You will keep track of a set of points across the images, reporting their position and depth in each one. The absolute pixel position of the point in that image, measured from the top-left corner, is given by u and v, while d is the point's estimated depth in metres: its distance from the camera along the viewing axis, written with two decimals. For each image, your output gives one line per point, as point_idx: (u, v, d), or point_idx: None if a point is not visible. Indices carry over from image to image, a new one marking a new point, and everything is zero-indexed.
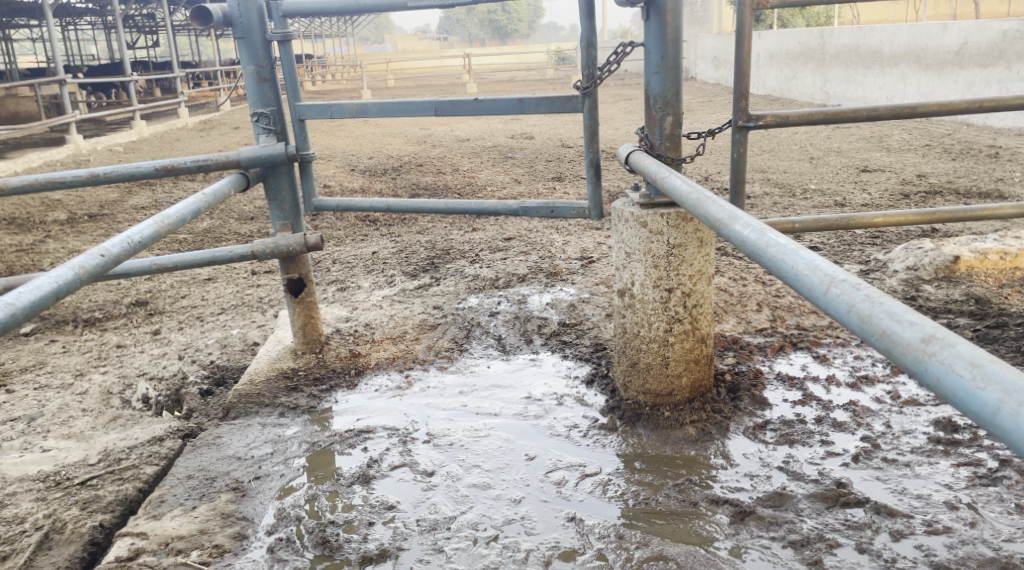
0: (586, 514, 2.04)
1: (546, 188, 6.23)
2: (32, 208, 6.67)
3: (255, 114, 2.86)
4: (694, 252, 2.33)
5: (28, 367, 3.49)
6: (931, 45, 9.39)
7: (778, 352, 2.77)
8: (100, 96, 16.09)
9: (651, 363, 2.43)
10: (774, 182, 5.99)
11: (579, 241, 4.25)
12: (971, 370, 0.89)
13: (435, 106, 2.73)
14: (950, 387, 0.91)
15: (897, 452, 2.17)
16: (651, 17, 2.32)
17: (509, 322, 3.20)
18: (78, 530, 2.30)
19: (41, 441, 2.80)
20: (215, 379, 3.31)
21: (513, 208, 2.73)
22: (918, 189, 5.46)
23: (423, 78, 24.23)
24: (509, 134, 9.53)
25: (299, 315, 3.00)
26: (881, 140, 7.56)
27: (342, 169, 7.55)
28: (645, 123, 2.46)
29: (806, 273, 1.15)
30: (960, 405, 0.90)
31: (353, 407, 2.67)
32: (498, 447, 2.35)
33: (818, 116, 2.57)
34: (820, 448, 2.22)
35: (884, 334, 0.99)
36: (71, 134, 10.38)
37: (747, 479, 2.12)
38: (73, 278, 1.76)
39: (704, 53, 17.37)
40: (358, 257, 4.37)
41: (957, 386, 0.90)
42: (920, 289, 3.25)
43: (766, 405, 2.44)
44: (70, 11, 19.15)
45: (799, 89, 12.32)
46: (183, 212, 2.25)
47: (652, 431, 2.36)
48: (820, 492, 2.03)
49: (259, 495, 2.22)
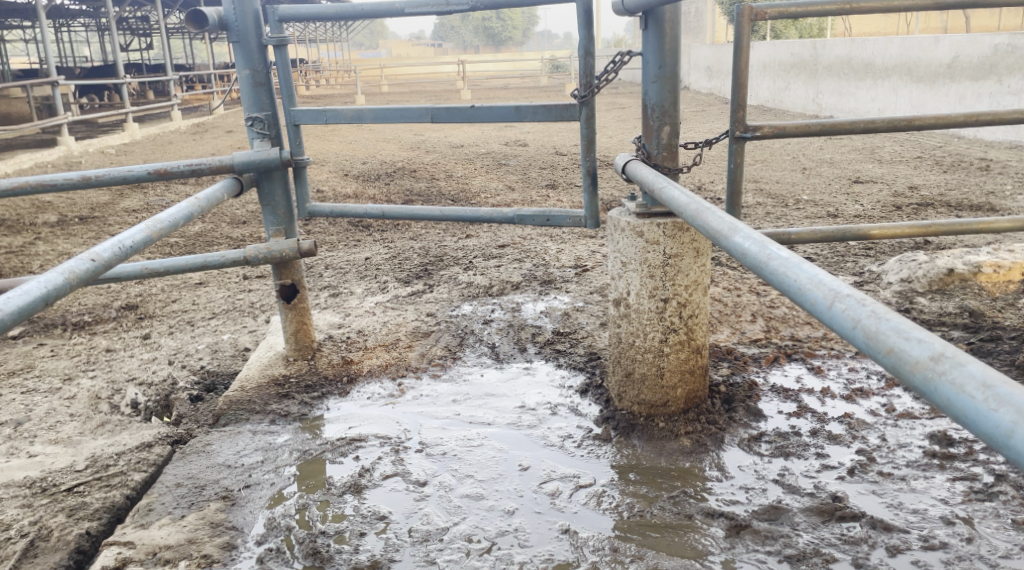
0: (580, 526, 2.02)
1: (539, 195, 6.25)
2: (22, 210, 6.64)
3: (250, 118, 2.83)
4: (690, 262, 2.32)
5: (16, 371, 3.45)
6: (923, 58, 9.44)
7: (773, 363, 2.76)
8: (91, 97, 16.04)
9: (645, 373, 2.41)
10: (767, 193, 6.01)
11: (573, 250, 4.23)
12: (983, 391, 0.88)
13: (432, 113, 2.72)
14: (962, 407, 0.89)
15: (892, 465, 2.16)
16: (649, 26, 2.31)
17: (503, 330, 3.18)
18: (64, 537, 2.27)
19: (28, 445, 2.77)
20: (206, 385, 3.28)
21: (508, 217, 2.71)
22: (910, 201, 5.48)
23: (416, 84, 24.24)
24: (503, 141, 9.52)
25: (292, 321, 2.97)
26: (873, 152, 7.59)
27: (335, 174, 7.52)
28: (642, 132, 2.44)
29: (809, 288, 1.13)
30: (972, 424, 0.89)
31: (345, 415, 2.65)
32: (491, 456, 2.33)
33: (815, 127, 2.57)
34: (816, 461, 2.21)
35: (892, 351, 0.98)
36: (62, 136, 10.34)
37: (742, 492, 2.10)
38: (64, 283, 1.73)
39: (697, 63, 17.44)
40: (351, 263, 4.35)
41: (968, 405, 0.89)
42: (914, 302, 3.25)
43: (761, 417, 2.43)
44: (63, 12, 19.12)
45: (792, 100, 12.36)
46: (176, 216, 2.23)
47: (646, 442, 2.35)
48: (816, 506, 2.02)
49: (249, 504, 2.20)
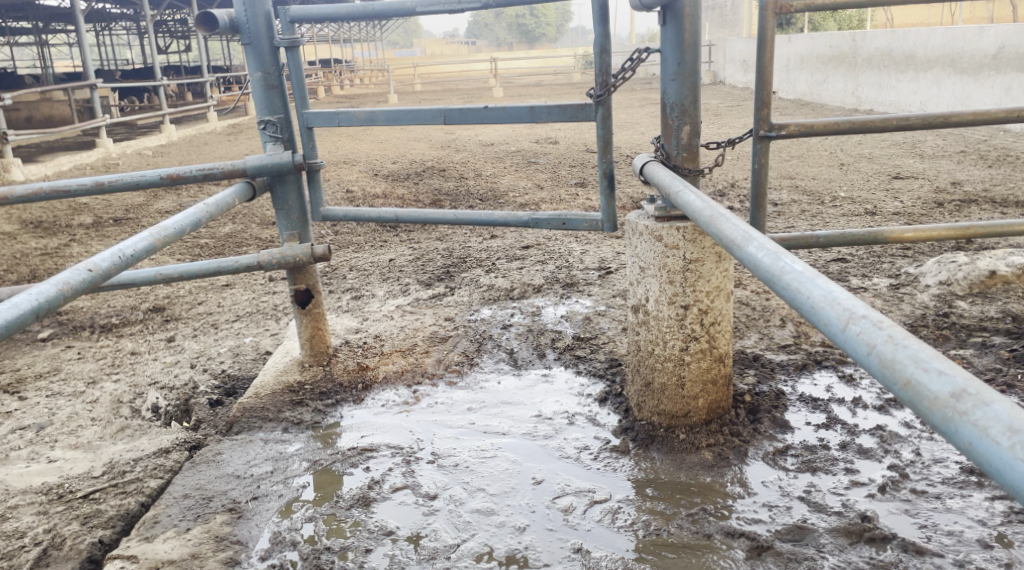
0: (593, 545, 1.93)
1: (569, 194, 6.17)
2: (59, 212, 6.70)
3: (262, 122, 2.78)
4: (712, 267, 2.22)
5: (43, 373, 3.45)
6: (967, 49, 9.16)
7: (802, 370, 2.65)
8: (132, 100, 16.28)
9: (665, 383, 2.31)
10: (804, 189, 5.85)
11: (598, 251, 4.13)
12: (1009, 436, 0.79)
13: (445, 115, 2.64)
14: (985, 453, 0.80)
15: (926, 483, 2.04)
16: (668, 21, 2.21)
17: (522, 335, 3.10)
18: (77, 546, 2.23)
19: (48, 451, 2.75)
20: (225, 389, 3.23)
21: (522, 221, 2.62)
22: (952, 197, 5.29)
23: (451, 82, 24.27)
24: (533, 139, 9.40)
25: (307, 327, 2.92)
26: (914, 147, 7.36)
27: (364, 174, 7.48)
28: (662, 133, 2.34)
29: (822, 306, 1.04)
30: (993, 475, 0.79)
31: (359, 423, 2.59)
32: (504, 469, 2.25)
33: (845, 125, 2.44)
34: (845, 477, 2.10)
35: (909, 384, 0.89)
36: (102, 138, 10.46)
37: (765, 510, 2.00)
38: (57, 294, 1.68)
39: (732, 57, 17.19)
40: (374, 264, 4.29)
41: (990, 451, 0.80)
42: (953, 305, 3.11)
43: (787, 429, 2.33)
44: (105, 16, 19.43)
45: (830, 93, 12.08)
46: (182, 223, 2.18)
47: (666, 454, 2.25)
48: (843, 526, 1.91)
49: (256, 517, 2.15)
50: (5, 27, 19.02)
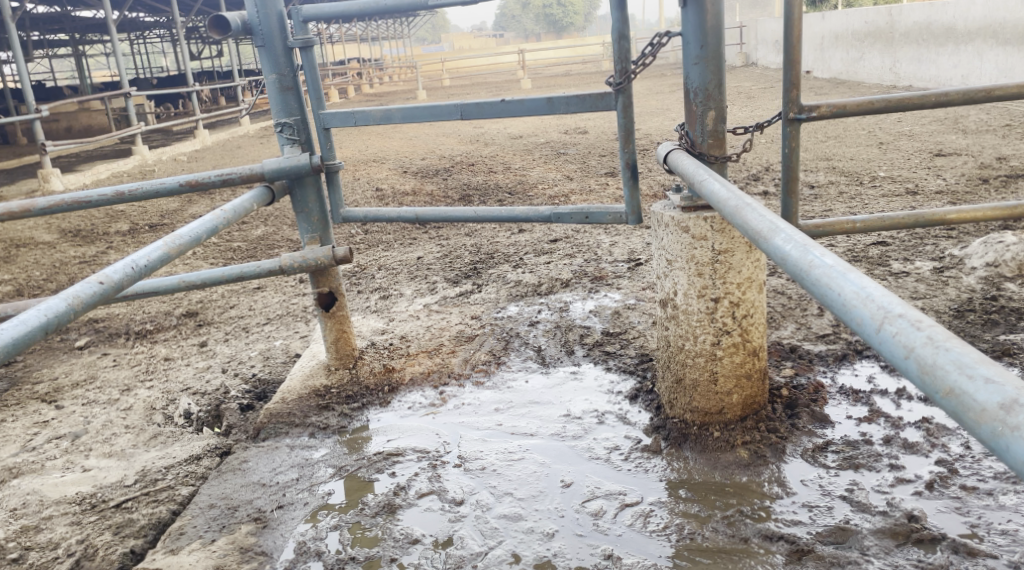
0: (624, 551, 1.86)
1: (599, 183, 6.09)
2: (97, 221, 6.74)
3: (279, 124, 2.74)
4: (743, 257, 2.13)
5: (79, 382, 3.45)
6: (1009, 19, 8.86)
7: (841, 361, 2.54)
8: (169, 106, 16.44)
9: (697, 379, 2.22)
10: (841, 170, 5.69)
11: (628, 243, 4.06)
12: None
13: (462, 110, 2.58)
14: None
15: (977, 478, 1.94)
16: (688, 4, 2.12)
17: (550, 331, 3.03)
18: (109, 557, 2.20)
19: (82, 460, 2.73)
20: (256, 394, 3.20)
21: (545, 216, 2.55)
22: (997, 173, 5.11)
23: (479, 76, 24.20)
24: (562, 131, 9.30)
25: (332, 330, 2.86)
26: (956, 122, 7.14)
27: (394, 171, 7.45)
28: (686, 119, 2.26)
29: (854, 304, 0.96)
30: None
31: (385, 427, 2.54)
32: (532, 472, 2.19)
33: (880, 103, 2.33)
34: (889, 473, 2.00)
35: (952, 393, 0.81)
36: (138, 146, 10.56)
37: (805, 511, 1.91)
38: (66, 310, 1.64)
39: (765, 38, 16.92)
40: (402, 263, 4.25)
41: None
42: (1002, 288, 2.98)
43: (827, 424, 2.23)
44: (138, 23, 19.61)
45: (866, 70, 11.79)
46: (198, 230, 2.13)
47: (700, 454, 2.17)
48: (889, 527, 1.81)
49: (281, 527, 2.10)
50: (42, 40, 19.33)
